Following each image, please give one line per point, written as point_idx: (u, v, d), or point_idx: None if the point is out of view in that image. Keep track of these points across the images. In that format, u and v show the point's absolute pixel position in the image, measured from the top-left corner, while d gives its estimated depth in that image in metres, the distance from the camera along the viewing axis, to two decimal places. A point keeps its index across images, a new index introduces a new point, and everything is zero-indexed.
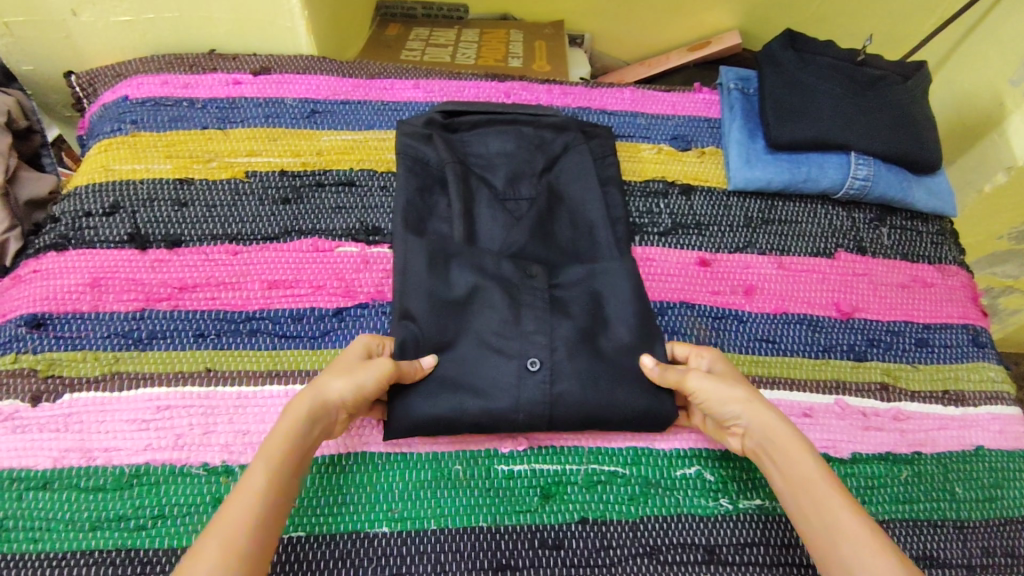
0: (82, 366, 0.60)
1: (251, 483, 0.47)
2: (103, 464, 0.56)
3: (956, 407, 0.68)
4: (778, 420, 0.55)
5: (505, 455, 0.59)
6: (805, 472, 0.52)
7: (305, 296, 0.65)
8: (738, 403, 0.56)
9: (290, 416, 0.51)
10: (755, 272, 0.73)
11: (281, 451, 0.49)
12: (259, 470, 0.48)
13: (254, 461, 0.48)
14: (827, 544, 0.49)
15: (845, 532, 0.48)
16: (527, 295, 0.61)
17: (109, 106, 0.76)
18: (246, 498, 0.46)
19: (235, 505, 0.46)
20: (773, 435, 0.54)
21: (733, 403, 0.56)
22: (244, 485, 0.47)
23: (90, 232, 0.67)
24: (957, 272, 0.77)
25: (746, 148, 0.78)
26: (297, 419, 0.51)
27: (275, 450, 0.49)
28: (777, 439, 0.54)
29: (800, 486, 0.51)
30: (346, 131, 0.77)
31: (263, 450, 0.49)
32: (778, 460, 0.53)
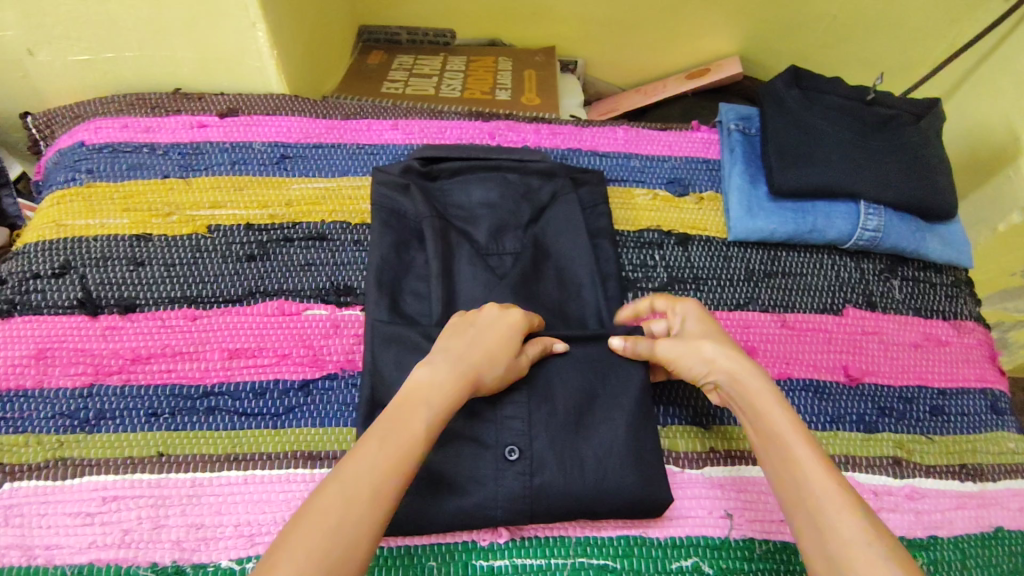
0: (23, 451, 0.55)
1: (407, 429, 0.45)
2: (44, 564, 0.51)
3: (973, 483, 0.63)
4: (764, 380, 0.52)
5: (483, 549, 0.55)
6: (783, 426, 0.48)
7: (269, 366, 0.60)
8: (719, 363, 0.54)
9: (448, 374, 0.48)
10: (758, 331, 0.68)
11: (441, 403, 0.47)
12: (418, 417, 0.46)
13: (410, 405, 0.46)
14: (798, 496, 0.45)
15: (810, 480, 0.45)
16: None
17: (64, 152, 0.71)
18: (399, 444, 0.44)
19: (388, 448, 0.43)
20: (756, 394, 0.51)
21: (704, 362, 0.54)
22: (397, 424, 0.45)
23: (37, 297, 0.62)
24: (973, 328, 0.72)
25: (748, 195, 0.73)
26: (459, 387, 0.48)
27: (438, 407, 0.47)
28: (761, 400, 0.50)
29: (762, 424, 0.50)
30: (318, 178, 0.72)
31: (423, 398, 0.47)
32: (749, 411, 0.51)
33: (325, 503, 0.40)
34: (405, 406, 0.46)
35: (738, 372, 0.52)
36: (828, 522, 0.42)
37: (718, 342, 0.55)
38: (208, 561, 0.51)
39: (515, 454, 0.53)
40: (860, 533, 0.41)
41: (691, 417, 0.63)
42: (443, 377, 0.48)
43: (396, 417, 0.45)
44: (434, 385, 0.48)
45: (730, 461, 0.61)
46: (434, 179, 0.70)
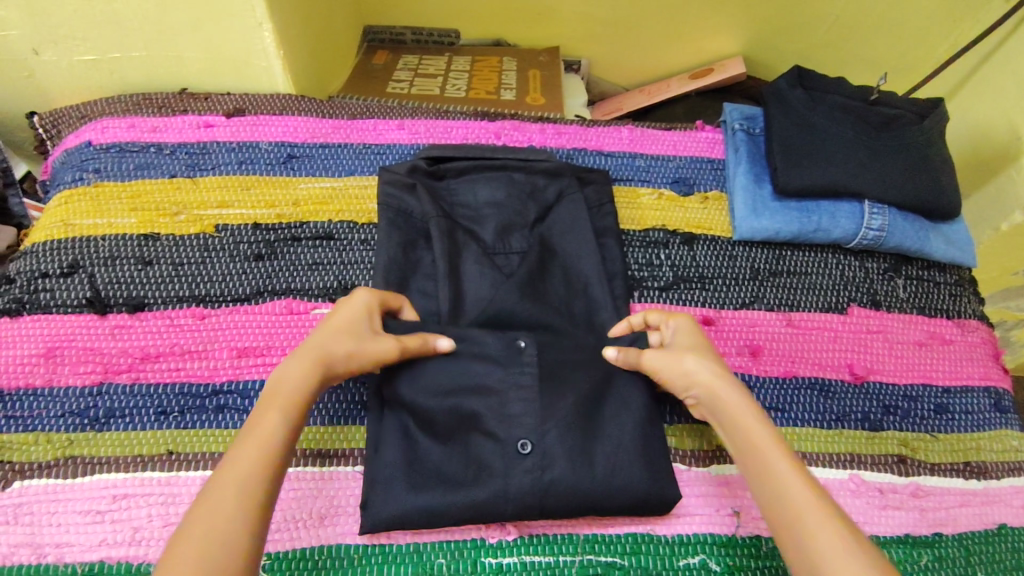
0: (33, 450, 0.55)
1: (261, 434, 0.45)
2: (54, 562, 0.51)
3: (977, 481, 0.63)
4: (749, 401, 0.52)
5: (492, 546, 0.55)
6: (768, 447, 0.48)
7: (277, 365, 0.61)
8: (703, 381, 0.54)
9: (298, 369, 0.49)
10: (762, 330, 0.68)
11: (294, 404, 0.48)
12: (271, 420, 0.46)
13: (267, 407, 0.47)
14: (786, 519, 0.45)
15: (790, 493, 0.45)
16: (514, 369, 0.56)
17: (71, 152, 0.71)
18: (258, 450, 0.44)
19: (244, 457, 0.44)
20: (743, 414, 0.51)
21: (688, 373, 0.54)
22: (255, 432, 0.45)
23: (45, 296, 0.62)
24: (977, 327, 0.72)
25: (753, 194, 0.73)
26: (306, 379, 0.49)
27: (291, 407, 0.47)
28: (746, 419, 0.50)
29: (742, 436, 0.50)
30: (325, 177, 0.72)
31: (273, 403, 0.47)
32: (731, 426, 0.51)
33: (201, 522, 0.40)
34: (262, 409, 0.47)
35: (724, 392, 0.52)
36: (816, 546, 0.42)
37: (700, 359, 0.55)
38: None
39: (527, 448, 0.53)
40: (852, 555, 0.41)
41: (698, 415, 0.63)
42: (294, 373, 0.49)
43: (251, 429, 0.46)
44: (285, 389, 0.48)
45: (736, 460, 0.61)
46: (440, 179, 0.71)
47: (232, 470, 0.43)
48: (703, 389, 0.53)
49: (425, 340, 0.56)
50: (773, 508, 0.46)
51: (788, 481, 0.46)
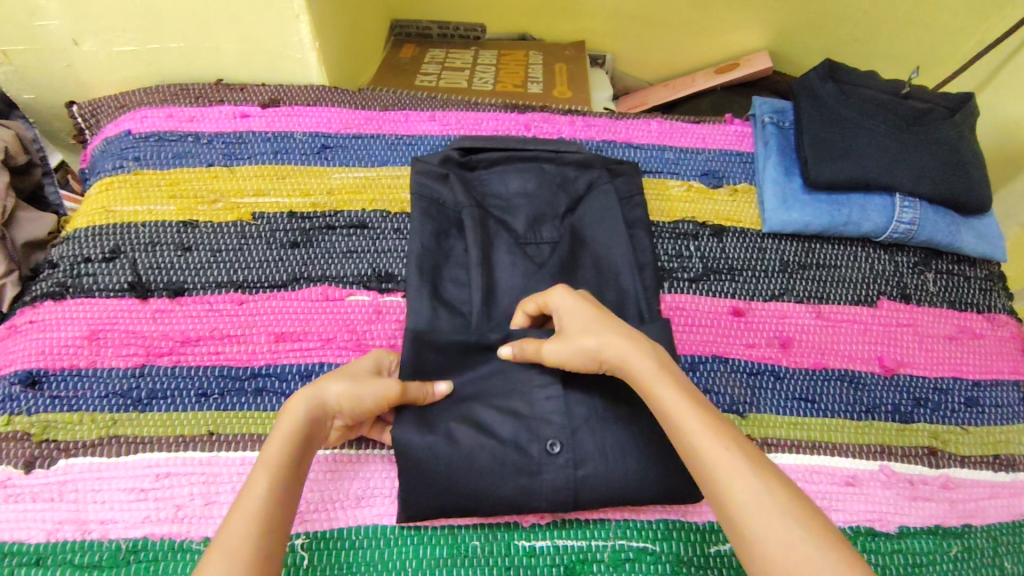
0: (78, 429, 0.57)
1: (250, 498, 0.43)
2: (98, 539, 0.52)
3: (1007, 473, 0.64)
4: (649, 357, 0.49)
5: (526, 530, 0.56)
6: (674, 405, 0.46)
7: (313, 350, 0.62)
8: (621, 355, 0.49)
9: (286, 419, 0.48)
10: (792, 322, 0.68)
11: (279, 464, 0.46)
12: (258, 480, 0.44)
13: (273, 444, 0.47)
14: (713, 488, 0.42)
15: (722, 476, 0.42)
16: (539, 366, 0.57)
17: (111, 141, 0.72)
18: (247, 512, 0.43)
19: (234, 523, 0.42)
20: (643, 374, 0.48)
21: (601, 348, 0.50)
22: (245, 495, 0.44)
23: (89, 280, 0.63)
24: (1006, 321, 0.72)
25: (783, 187, 0.73)
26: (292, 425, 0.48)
27: (276, 464, 0.45)
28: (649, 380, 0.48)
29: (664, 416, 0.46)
30: (359, 167, 0.73)
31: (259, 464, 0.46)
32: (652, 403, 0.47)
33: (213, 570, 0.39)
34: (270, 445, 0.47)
35: (624, 356, 0.49)
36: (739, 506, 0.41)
37: (611, 332, 0.51)
38: None
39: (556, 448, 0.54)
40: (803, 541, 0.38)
41: (728, 405, 0.63)
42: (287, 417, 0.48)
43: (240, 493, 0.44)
44: (270, 447, 0.46)
45: (767, 449, 0.61)
46: (472, 169, 0.72)
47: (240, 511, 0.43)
48: (603, 354, 0.50)
49: (425, 388, 0.55)
50: (693, 469, 0.44)
51: (699, 443, 0.44)
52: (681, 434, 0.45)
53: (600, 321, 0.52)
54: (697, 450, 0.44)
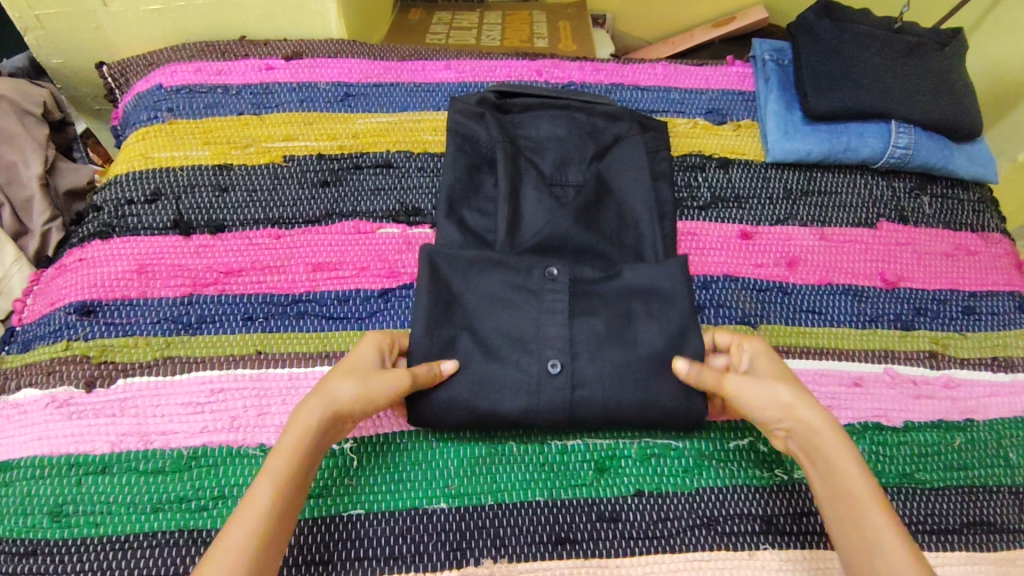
0: (133, 351, 0.60)
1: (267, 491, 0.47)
2: (161, 448, 0.56)
3: (1006, 374, 0.68)
4: (832, 426, 0.50)
5: (557, 431, 0.60)
6: (851, 475, 0.48)
7: (350, 277, 0.65)
8: (796, 412, 0.51)
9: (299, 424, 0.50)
10: (798, 243, 0.72)
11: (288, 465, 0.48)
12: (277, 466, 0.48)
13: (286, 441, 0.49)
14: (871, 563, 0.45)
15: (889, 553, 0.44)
16: (549, 291, 0.60)
17: (143, 95, 0.76)
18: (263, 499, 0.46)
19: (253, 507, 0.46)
20: (810, 413, 0.51)
21: (771, 403, 0.52)
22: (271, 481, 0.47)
23: (133, 220, 0.67)
24: (1000, 239, 0.76)
25: (785, 119, 0.77)
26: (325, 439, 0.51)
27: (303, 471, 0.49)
28: (801, 414, 0.51)
29: (840, 483, 0.48)
30: (381, 113, 0.76)
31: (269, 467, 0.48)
32: (823, 465, 0.50)
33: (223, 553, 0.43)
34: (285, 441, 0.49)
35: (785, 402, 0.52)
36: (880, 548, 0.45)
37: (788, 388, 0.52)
38: None
39: (557, 368, 0.57)
40: None
41: (740, 318, 0.67)
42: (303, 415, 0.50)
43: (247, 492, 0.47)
44: (283, 447, 0.49)
45: (779, 355, 0.65)
46: (507, 112, 0.75)
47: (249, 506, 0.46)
48: (785, 407, 0.52)
49: (434, 368, 0.56)
50: (845, 514, 0.48)
51: (859, 493, 0.47)
52: (852, 503, 0.47)
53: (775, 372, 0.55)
54: (849, 488, 0.48)
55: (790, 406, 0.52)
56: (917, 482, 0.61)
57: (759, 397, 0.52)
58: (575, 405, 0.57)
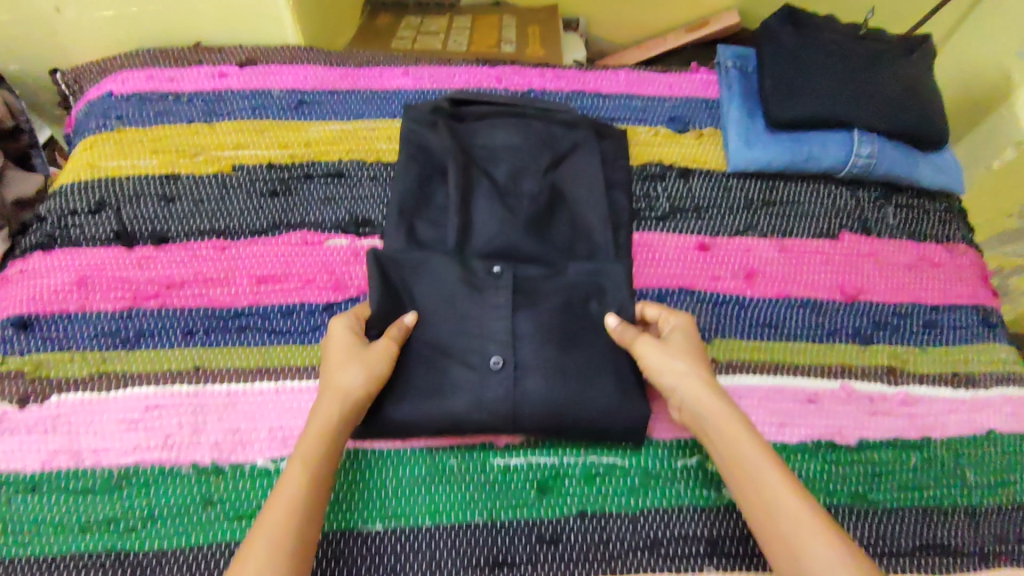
0: (69, 366, 0.59)
1: (290, 483, 0.48)
2: (92, 466, 0.55)
3: (967, 390, 0.66)
4: (721, 401, 0.53)
5: (499, 449, 0.58)
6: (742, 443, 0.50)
7: (294, 290, 0.64)
8: (687, 384, 0.53)
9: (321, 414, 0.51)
10: (757, 255, 0.71)
11: (315, 449, 0.50)
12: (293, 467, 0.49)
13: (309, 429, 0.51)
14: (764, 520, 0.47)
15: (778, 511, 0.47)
16: (492, 294, 0.59)
17: (94, 102, 0.75)
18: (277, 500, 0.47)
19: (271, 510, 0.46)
20: (703, 389, 0.53)
21: (673, 375, 0.54)
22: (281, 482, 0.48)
23: (76, 231, 0.66)
24: (965, 250, 0.75)
25: (746, 128, 0.76)
26: (328, 417, 0.51)
27: (312, 450, 0.49)
28: (701, 395, 0.53)
29: (732, 451, 0.50)
30: (335, 121, 0.75)
31: (297, 453, 0.49)
32: (716, 436, 0.52)
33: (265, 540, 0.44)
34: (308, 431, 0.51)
35: (687, 373, 0.54)
36: (774, 517, 0.46)
37: (688, 362, 0.55)
38: (245, 460, 0.56)
39: (500, 363, 0.56)
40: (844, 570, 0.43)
41: None
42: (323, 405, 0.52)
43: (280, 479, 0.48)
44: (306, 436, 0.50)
45: (732, 371, 0.64)
46: (461, 120, 0.73)
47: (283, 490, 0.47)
48: (680, 385, 0.54)
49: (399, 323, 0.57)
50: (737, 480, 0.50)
51: (749, 459, 0.49)
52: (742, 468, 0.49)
53: (690, 346, 0.56)
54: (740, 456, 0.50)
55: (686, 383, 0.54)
56: (869, 502, 0.59)
57: (663, 370, 0.55)
58: (515, 423, 0.56)
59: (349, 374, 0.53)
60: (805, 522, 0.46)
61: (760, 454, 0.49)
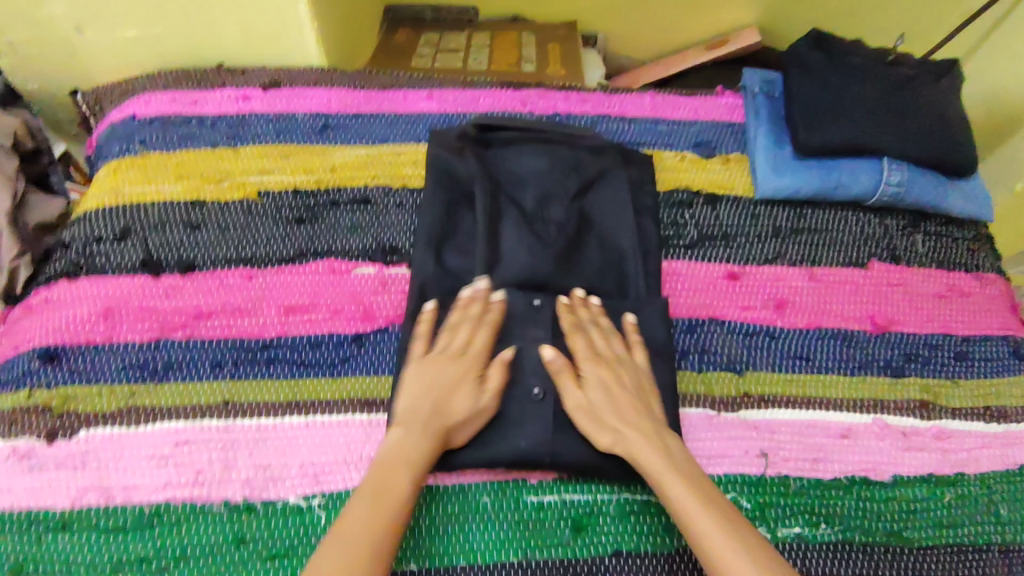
0: (97, 400, 0.58)
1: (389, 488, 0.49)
2: (122, 503, 0.54)
3: (999, 424, 0.66)
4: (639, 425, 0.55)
5: (533, 486, 0.58)
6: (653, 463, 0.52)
7: (323, 321, 0.63)
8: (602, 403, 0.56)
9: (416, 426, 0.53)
10: (787, 284, 0.70)
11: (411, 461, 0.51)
12: (400, 480, 0.50)
13: (403, 441, 0.52)
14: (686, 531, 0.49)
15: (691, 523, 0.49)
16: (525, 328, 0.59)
17: (117, 126, 0.74)
18: (383, 507, 0.48)
19: (359, 514, 0.47)
20: (623, 412, 0.55)
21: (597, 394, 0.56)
22: (384, 488, 0.49)
23: (101, 259, 0.65)
24: (994, 279, 0.74)
25: (774, 155, 0.75)
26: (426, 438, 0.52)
27: (409, 462, 0.51)
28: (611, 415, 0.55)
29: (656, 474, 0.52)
30: (360, 146, 0.74)
31: (395, 464, 0.50)
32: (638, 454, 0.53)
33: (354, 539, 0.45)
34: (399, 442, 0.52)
35: (603, 395, 0.56)
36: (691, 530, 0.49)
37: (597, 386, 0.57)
38: (277, 498, 0.55)
39: (540, 394, 0.58)
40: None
41: (725, 364, 0.65)
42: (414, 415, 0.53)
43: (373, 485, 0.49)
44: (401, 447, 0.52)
45: (764, 405, 0.63)
46: (488, 146, 0.73)
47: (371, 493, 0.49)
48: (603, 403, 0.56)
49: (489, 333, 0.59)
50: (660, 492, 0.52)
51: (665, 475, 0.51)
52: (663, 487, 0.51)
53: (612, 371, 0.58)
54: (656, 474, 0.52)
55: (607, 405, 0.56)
56: (905, 541, 0.59)
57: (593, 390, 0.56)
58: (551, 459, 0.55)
59: (465, 419, 0.55)
60: (715, 538, 0.47)
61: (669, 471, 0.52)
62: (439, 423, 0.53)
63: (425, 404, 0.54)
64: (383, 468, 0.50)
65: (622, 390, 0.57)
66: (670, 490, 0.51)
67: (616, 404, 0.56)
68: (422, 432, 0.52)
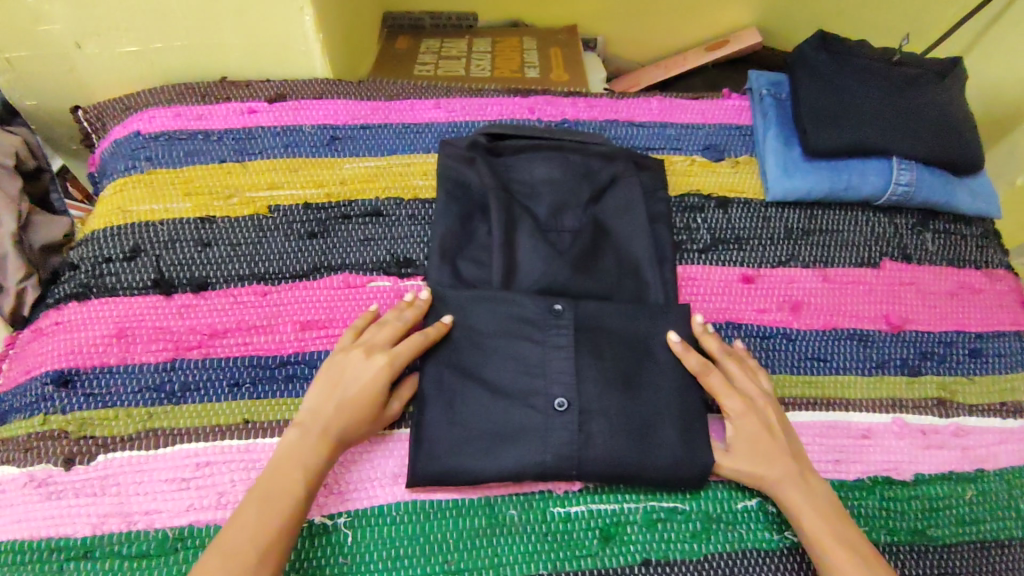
0: (114, 424, 0.58)
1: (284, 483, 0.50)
2: (144, 528, 0.54)
3: (1015, 419, 0.66)
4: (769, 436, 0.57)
5: (559, 497, 0.57)
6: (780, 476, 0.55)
7: (340, 336, 0.63)
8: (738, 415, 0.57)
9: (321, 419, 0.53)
10: (801, 286, 0.71)
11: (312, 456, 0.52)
12: (288, 481, 0.50)
13: (306, 436, 0.53)
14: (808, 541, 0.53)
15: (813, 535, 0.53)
16: (547, 339, 0.58)
17: (121, 143, 0.73)
18: (273, 506, 0.49)
19: (255, 510, 0.49)
20: (749, 426, 0.57)
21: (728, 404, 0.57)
22: (279, 486, 0.50)
23: (112, 279, 0.64)
24: (1003, 275, 0.75)
25: (784, 157, 0.75)
26: (329, 433, 0.53)
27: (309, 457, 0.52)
28: (743, 428, 0.57)
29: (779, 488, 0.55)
30: (369, 157, 0.74)
31: (294, 460, 0.51)
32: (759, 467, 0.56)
33: (246, 535, 0.47)
34: (303, 436, 0.53)
35: (737, 410, 0.57)
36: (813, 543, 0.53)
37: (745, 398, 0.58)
38: None
39: (564, 405, 0.56)
40: None
41: None
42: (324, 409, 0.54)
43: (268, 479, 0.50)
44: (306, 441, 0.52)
45: (785, 408, 0.63)
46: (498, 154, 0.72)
47: (266, 488, 0.50)
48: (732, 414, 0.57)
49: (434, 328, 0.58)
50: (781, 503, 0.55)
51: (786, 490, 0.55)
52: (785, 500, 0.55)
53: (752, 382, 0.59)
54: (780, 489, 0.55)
55: (746, 416, 0.57)
56: (930, 539, 0.59)
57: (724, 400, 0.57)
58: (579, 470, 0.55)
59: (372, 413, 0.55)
60: (835, 551, 0.52)
61: (793, 484, 0.55)
62: (339, 422, 0.53)
63: (339, 398, 0.54)
64: (287, 462, 0.51)
65: (747, 402, 0.57)
66: (784, 489, 0.55)
67: (741, 417, 0.57)
68: (327, 427, 0.53)
